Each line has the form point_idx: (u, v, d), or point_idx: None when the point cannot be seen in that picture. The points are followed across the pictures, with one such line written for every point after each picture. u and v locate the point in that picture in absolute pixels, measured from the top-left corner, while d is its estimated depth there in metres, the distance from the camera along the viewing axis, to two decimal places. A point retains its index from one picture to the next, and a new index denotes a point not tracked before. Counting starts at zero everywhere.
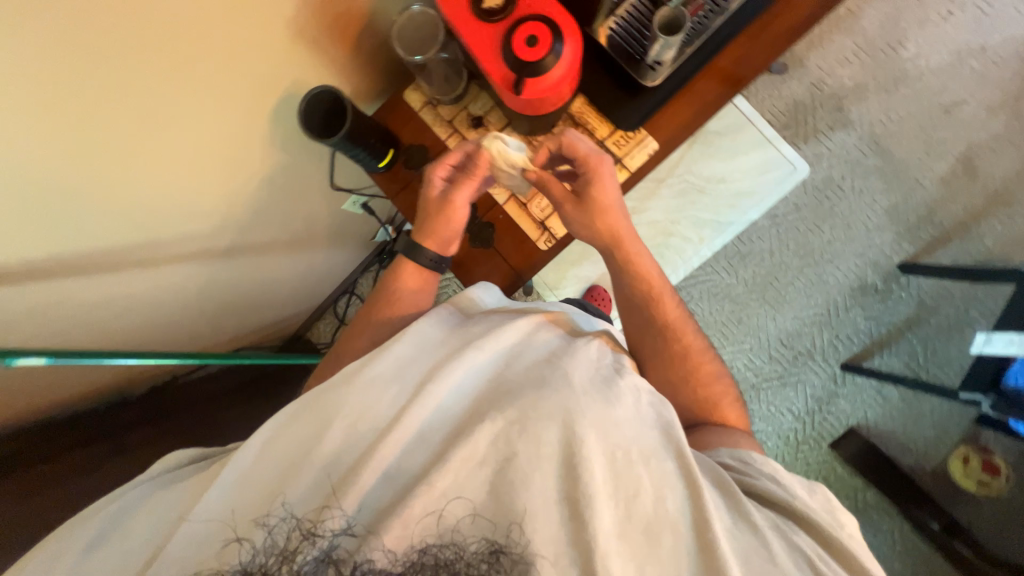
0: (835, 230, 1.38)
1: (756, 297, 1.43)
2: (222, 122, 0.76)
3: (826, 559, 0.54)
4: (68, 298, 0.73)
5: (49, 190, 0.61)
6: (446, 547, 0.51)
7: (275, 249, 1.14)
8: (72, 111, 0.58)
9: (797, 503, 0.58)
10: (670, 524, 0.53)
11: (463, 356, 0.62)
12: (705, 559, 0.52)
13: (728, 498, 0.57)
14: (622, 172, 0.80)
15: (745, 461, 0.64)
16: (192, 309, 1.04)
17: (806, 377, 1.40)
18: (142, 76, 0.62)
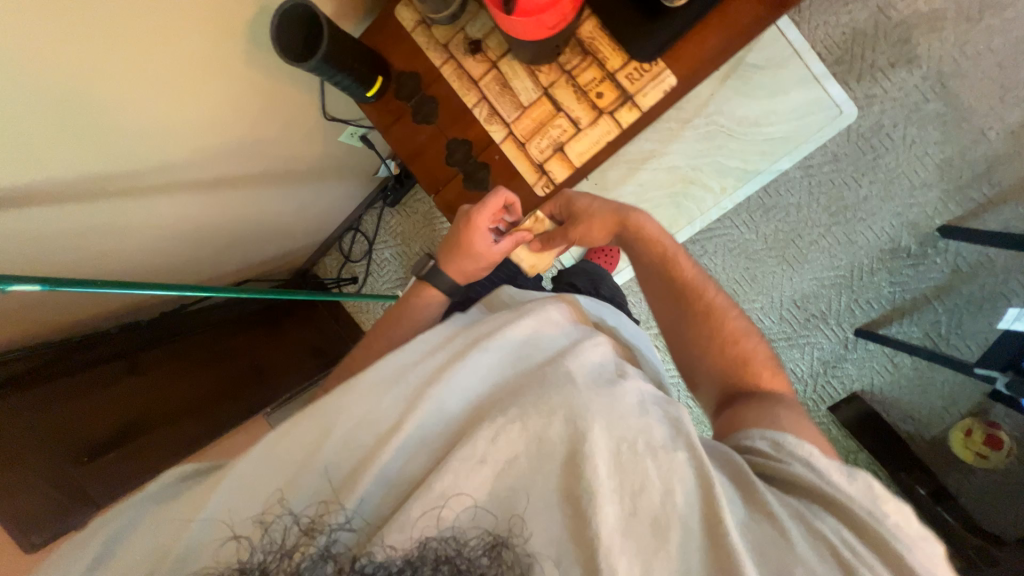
0: (874, 186, 1.25)
1: (775, 256, 1.34)
2: (198, 38, 0.70)
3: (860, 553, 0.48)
4: (67, 224, 0.72)
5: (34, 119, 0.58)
6: (447, 542, 0.46)
7: (277, 183, 1.11)
8: (45, 28, 0.53)
9: (830, 491, 0.52)
10: (679, 519, 0.49)
11: (469, 357, 0.61)
12: (717, 557, 0.47)
13: (743, 489, 0.53)
14: (634, 112, 0.71)
15: (774, 447, 0.57)
16: (193, 242, 1.03)
17: (815, 340, 1.36)
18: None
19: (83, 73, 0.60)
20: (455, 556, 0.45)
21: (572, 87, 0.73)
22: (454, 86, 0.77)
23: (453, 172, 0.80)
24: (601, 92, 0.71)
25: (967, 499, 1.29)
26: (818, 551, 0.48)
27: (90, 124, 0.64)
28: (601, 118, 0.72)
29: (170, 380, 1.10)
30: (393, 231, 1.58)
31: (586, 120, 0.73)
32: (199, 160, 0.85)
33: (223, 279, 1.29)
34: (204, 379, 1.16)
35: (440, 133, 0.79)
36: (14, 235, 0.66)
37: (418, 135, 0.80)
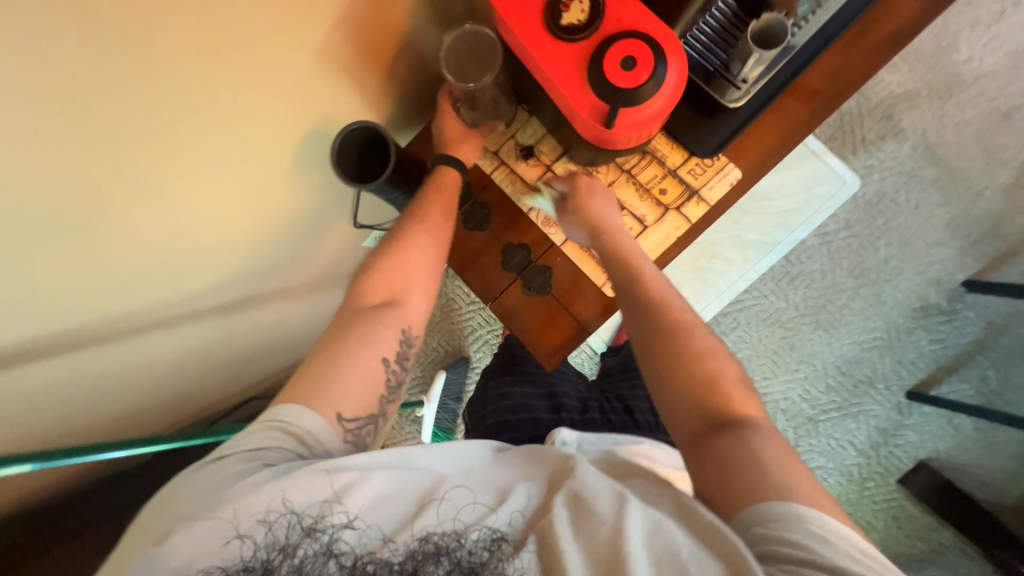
0: (891, 248, 1.29)
1: (809, 323, 1.32)
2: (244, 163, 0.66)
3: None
4: (51, 384, 0.61)
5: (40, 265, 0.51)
6: (447, 534, 0.48)
7: (293, 293, 1.02)
8: (70, 175, 0.47)
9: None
10: None
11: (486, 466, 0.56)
12: None
13: None
14: (701, 205, 0.70)
15: (841, 566, 0.39)
16: (200, 371, 0.90)
17: (868, 408, 1.29)
18: (153, 124, 0.51)
19: (107, 216, 0.53)
20: (451, 546, 0.47)
21: (633, 185, 0.71)
22: (508, 190, 0.75)
23: (510, 277, 0.76)
24: (665, 188, 0.70)
25: None
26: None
27: (106, 263, 0.57)
28: (668, 213, 0.70)
29: None
30: None
31: (652, 217, 0.71)
32: (221, 285, 0.78)
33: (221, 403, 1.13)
34: None
35: (495, 238, 0.76)
36: None
37: (472, 243, 0.77)
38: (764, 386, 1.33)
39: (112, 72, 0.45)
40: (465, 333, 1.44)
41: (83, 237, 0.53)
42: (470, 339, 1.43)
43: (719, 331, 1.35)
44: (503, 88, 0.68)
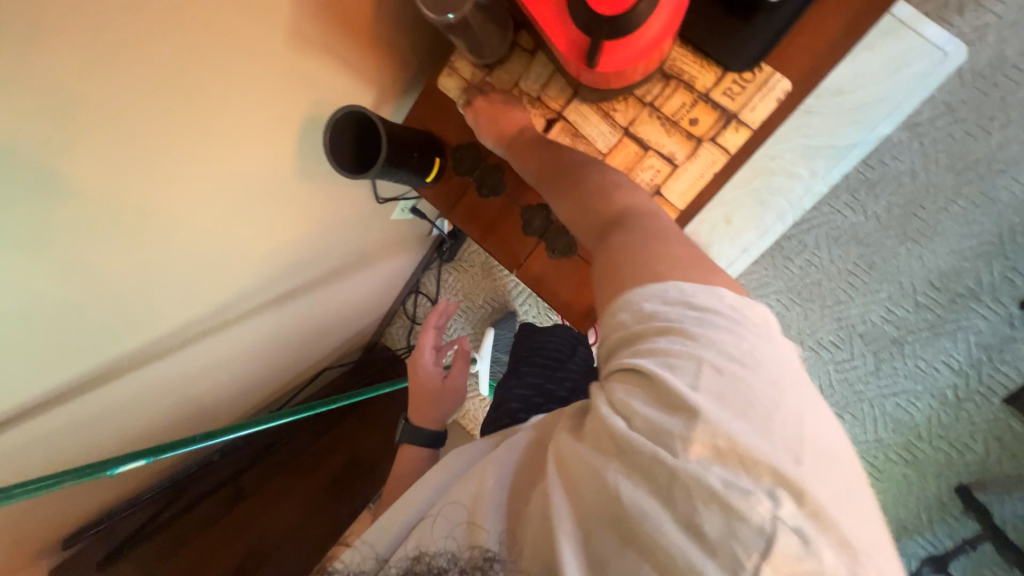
0: (1007, 130, 1.05)
1: (894, 234, 1.15)
2: (260, 169, 0.68)
3: (715, 472, 0.35)
4: (140, 385, 0.72)
5: (112, 292, 0.58)
6: (442, 555, 0.47)
7: (337, 276, 1.07)
8: (111, 216, 0.52)
9: (672, 380, 0.38)
10: (667, 509, 0.35)
11: (445, 470, 0.54)
12: (690, 504, 0.35)
13: (650, 386, 0.39)
14: (741, 131, 0.60)
15: (639, 329, 0.43)
16: (268, 353, 1.02)
17: (969, 323, 1.13)
18: (168, 152, 0.54)
19: (142, 245, 0.58)
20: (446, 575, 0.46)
21: (658, 119, 0.62)
22: None
23: (532, 241, 0.72)
24: (695, 118, 0.60)
25: None
26: (646, 473, 0.37)
27: (161, 281, 0.63)
28: (702, 146, 0.61)
29: (275, 498, 1.08)
30: (453, 287, 1.51)
31: (682, 153, 0.62)
32: (267, 282, 0.84)
33: (297, 377, 1.28)
34: (307, 487, 1.14)
35: (512, 202, 0.72)
36: (92, 409, 0.67)
37: (489, 210, 0.73)
38: (838, 310, 1.20)
39: (121, 114, 0.47)
40: (508, 289, 1.44)
41: (143, 262, 0.59)
42: (514, 294, 1.44)
43: (783, 257, 1.22)
44: (496, 13, 0.59)
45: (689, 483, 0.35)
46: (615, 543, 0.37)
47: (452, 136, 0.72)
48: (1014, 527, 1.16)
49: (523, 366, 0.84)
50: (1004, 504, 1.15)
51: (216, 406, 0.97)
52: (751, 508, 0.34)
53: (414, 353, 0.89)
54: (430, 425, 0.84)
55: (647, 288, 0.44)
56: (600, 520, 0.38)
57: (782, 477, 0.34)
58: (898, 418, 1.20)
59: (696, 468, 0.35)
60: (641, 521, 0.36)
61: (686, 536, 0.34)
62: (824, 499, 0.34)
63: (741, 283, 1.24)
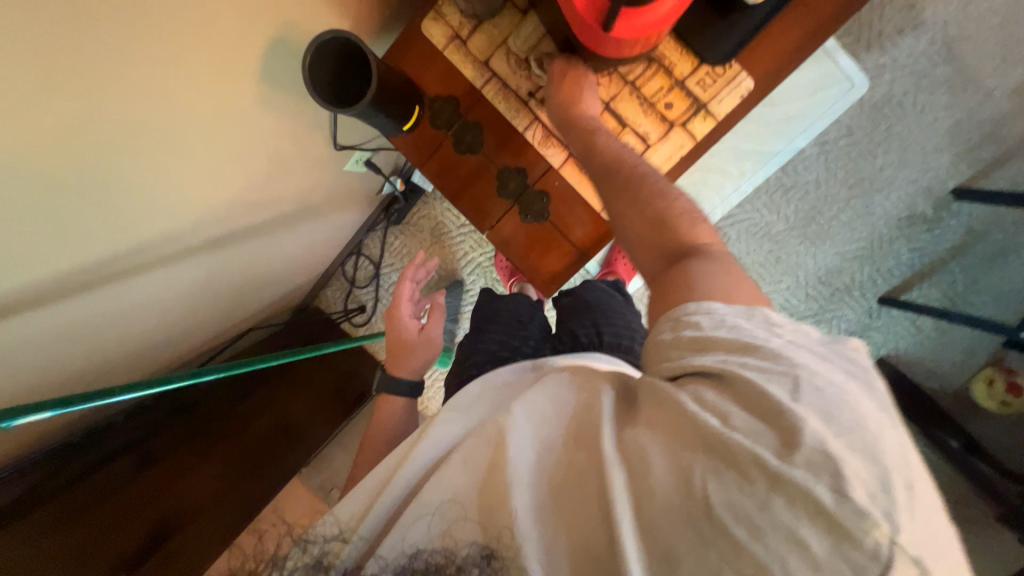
0: (888, 156, 1.27)
1: (797, 235, 1.34)
2: (213, 92, 0.60)
3: (824, 483, 0.35)
4: (41, 330, 0.61)
5: (23, 214, 0.48)
6: (436, 553, 0.47)
7: (277, 225, 0.99)
8: (36, 119, 0.43)
9: (769, 389, 0.39)
10: (766, 520, 0.35)
11: (428, 432, 0.56)
12: (794, 513, 0.35)
13: (739, 396, 0.41)
14: (708, 120, 0.66)
15: (718, 337, 0.44)
16: (192, 304, 0.91)
17: (841, 313, 1.38)
18: (113, 52, 0.46)
19: (65, 160, 0.48)
20: (442, 568, 0.46)
21: (637, 99, 0.66)
22: (501, 108, 0.69)
23: (507, 204, 0.73)
24: (671, 102, 0.65)
25: (991, 442, 1.34)
26: (745, 477, 0.36)
27: (79, 205, 0.53)
28: (673, 130, 0.66)
29: (196, 463, 1.01)
30: (399, 252, 1.46)
31: (655, 134, 0.67)
32: (205, 223, 0.76)
33: (220, 335, 1.16)
34: (234, 450, 1.09)
35: (487, 162, 0.72)
36: None
37: (464, 167, 0.72)
38: None
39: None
40: (457, 257, 1.43)
41: (71, 180, 0.50)
42: (462, 262, 1.43)
43: None
44: None
45: (795, 489, 0.35)
46: (695, 541, 0.37)
47: (433, 85, 0.69)
48: None
49: (487, 326, 0.86)
50: None
51: (126, 359, 0.86)
52: (861, 523, 0.33)
53: (390, 305, 0.87)
54: (405, 375, 0.83)
55: (730, 305, 0.46)
56: (679, 519, 0.38)
57: (891, 497, 0.35)
58: None
59: (804, 479, 0.35)
60: (739, 525, 0.36)
61: (789, 542, 0.34)
62: (923, 530, 0.34)
63: None
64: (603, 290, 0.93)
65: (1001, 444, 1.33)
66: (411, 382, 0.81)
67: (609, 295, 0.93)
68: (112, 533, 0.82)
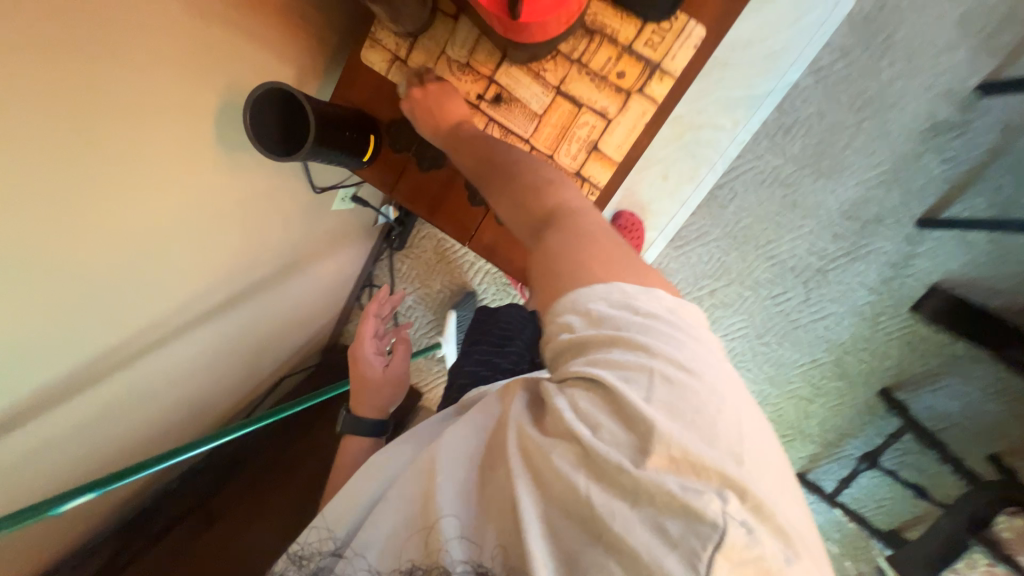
0: (895, 68, 1.16)
1: (810, 174, 1.25)
2: (183, 169, 0.63)
3: (673, 479, 0.36)
4: (78, 418, 0.66)
5: (29, 320, 0.52)
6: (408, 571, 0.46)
7: (283, 276, 1.02)
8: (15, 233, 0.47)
9: (626, 393, 0.40)
10: (627, 517, 0.37)
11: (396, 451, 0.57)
12: (646, 508, 0.37)
13: (607, 398, 0.41)
14: (666, 80, 0.63)
15: (586, 334, 0.43)
16: (220, 366, 0.97)
17: (877, 246, 1.27)
18: (74, 158, 0.49)
19: (55, 265, 0.52)
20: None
21: (587, 75, 0.63)
22: None
23: (480, 212, 0.72)
24: (622, 71, 0.62)
25: None
26: (613, 481, 0.38)
27: (79, 302, 0.57)
28: (631, 99, 0.63)
29: (250, 518, 1.05)
30: (408, 275, 1.48)
31: (614, 107, 0.64)
32: (210, 289, 0.80)
33: (257, 389, 1.22)
34: (288, 496, 1.12)
35: (454, 174, 0.72)
36: (26, 450, 0.61)
37: (432, 183, 0.72)
38: (769, 249, 1.32)
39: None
40: (463, 270, 1.44)
41: (67, 282, 0.54)
42: (469, 274, 1.44)
43: (718, 206, 1.32)
44: None
45: (651, 491, 0.37)
46: (585, 539, 0.38)
47: (385, 111, 0.70)
48: (928, 417, 1.33)
49: (471, 347, 0.86)
50: (918, 399, 1.32)
51: (172, 427, 0.91)
52: (703, 504, 0.35)
53: (355, 341, 0.87)
54: (370, 413, 0.85)
55: (592, 287, 0.45)
56: (563, 516, 0.40)
57: (731, 478, 0.37)
58: (828, 336, 1.34)
59: (655, 477, 0.37)
60: (609, 523, 0.37)
61: (655, 532, 0.36)
62: (764, 495, 0.37)
63: (682, 234, 1.35)
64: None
65: None
66: (373, 422, 0.83)
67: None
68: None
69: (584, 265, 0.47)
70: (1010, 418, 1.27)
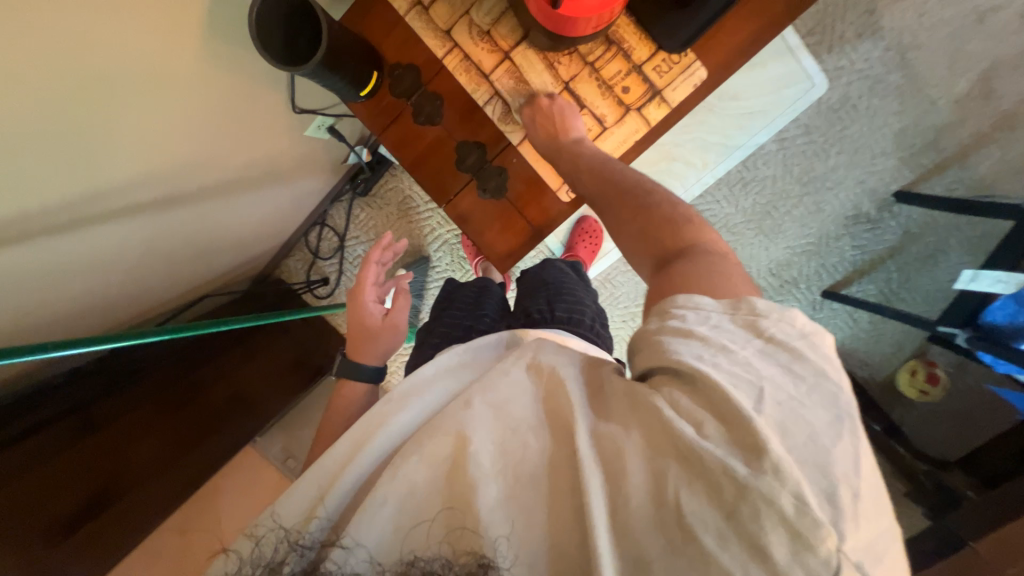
0: (841, 156, 1.33)
1: (752, 228, 1.40)
2: (152, 44, 0.57)
3: (787, 494, 0.35)
4: None
5: None
6: (434, 559, 0.42)
7: (234, 190, 0.95)
8: None
9: (737, 397, 0.39)
10: (721, 525, 0.36)
11: (383, 420, 0.54)
12: (741, 522, 0.35)
13: (712, 402, 0.40)
14: (662, 107, 0.68)
15: (697, 331, 0.43)
16: (140, 269, 0.89)
17: (787, 304, 1.46)
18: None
19: None
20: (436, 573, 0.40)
21: (596, 80, 0.67)
22: (462, 80, 0.68)
23: (464, 178, 0.73)
24: (628, 87, 0.67)
25: (910, 427, 1.44)
26: (712, 487, 0.37)
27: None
28: (628, 114, 0.68)
29: (144, 429, 1.00)
30: (365, 225, 1.44)
31: (612, 117, 0.69)
32: (146, 181, 0.72)
33: (172, 302, 1.13)
34: (187, 419, 1.08)
35: (447, 135, 0.72)
36: None
37: (423, 137, 0.72)
38: None
39: None
40: (423, 233, 1.42)
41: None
42: (428, 238, 1.42)
43: None
44: None
45: (760, 502, 0.35)
46: (663, 548, 0.38)
47: (393, 52, 0.69)
48: None
49: (446, 310, 0.88)
50: None
51: (70, 319, 0.82)
52: (818, 533, 0.34)
53: (355, 287, 0.85)
54: (371, 361, 0.80)
55: (716, 302, 0.45)
56: (636, 516, 0.39)
57: (846, 509, 0.35)
58: None
59: (767, 489, 0.35)
60: (706, 535, 0.36)
61: (752, 552, 0.35)
62: (872, 535, 0.36)
63: None
64: (564, 271, 0.96)
65: (917, 429, 1.42)
66: (375, 367, 0.79)
67: (564, 276, 0.95)
68: (63, 492, 0.84)
69: (727, 280, 0.48)
70: None
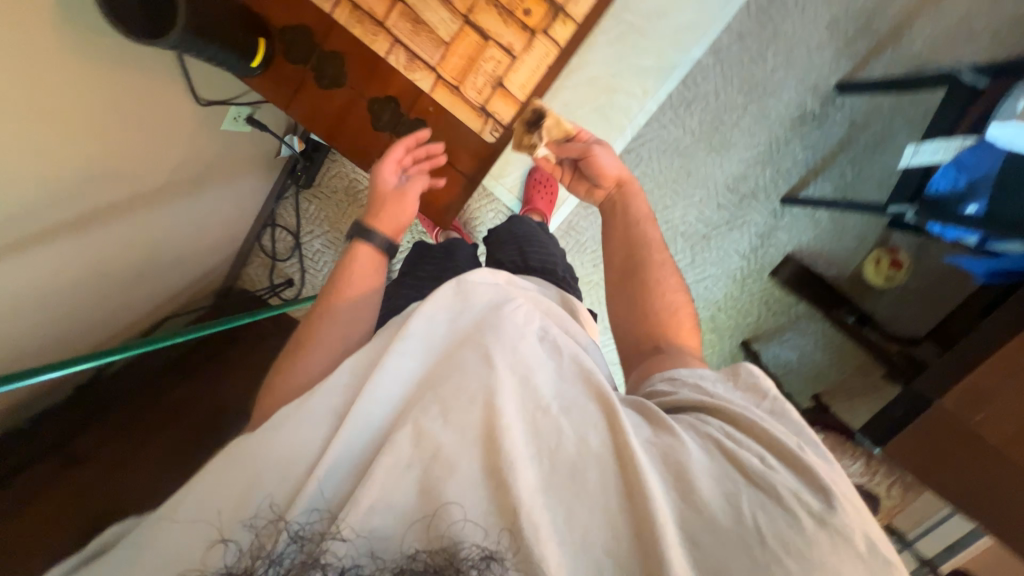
0: (778, 57, 1.31)
1: (703, 147, 1.40)
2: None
3: (855, 532, 0.40)
4: None
5: None
6: (437, 551, 0.39)
7: (157, 198, 0.91)
8: None
9: (781, 436, 0.45)
10: (800, 552, 0.38)
11: (379, 371, 0.49)
12: (817, 549, 0.38)
13: (761, 442, 0.45)
14: (565, 24, 0.71)
15: (717, 391, 0.52)
16: (82, 297, 0.86)
17: (750, 218, 1.47)
18: None
19: None
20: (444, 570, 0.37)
21: (492, 9, 0.70)
22: (358, 33, 0.71)
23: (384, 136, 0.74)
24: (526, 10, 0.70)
25: (884, 314, 1.47)
26: (788, 510, 0.40)
27: None
28: (534, 38, 0.71)
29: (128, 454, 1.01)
30: (316, 218, 1.40)
31: (518, 44, 0.72)
32: (52, 202, 0.68)
33: (132, 327, 1.10)
34: (170, 435, 1.08)
35: (355, 94, 0.72)
36: None
37: (330, 102, 0.73)
38: (663, 214, 1.46)
39: None
40: None
41: None
42: None
43: None
44: None
45: (834, 525, 0.39)
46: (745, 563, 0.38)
47: (279, 17, 0.69)
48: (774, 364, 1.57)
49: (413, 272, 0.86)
50: (768, 349, 1.56)
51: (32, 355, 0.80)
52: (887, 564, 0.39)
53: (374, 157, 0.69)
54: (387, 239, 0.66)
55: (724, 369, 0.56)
56: (707, 526, 0.40)
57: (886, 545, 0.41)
58: (706, 291, 1.54)
59: (838, 517, 0.40)
60: (787, 555, 0.38)
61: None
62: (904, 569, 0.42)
63: None
64: (532, 227, 0.95)
65: (890, 315, 1.46)
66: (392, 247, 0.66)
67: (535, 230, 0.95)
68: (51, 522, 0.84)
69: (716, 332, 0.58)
70: (830, 364, 1.54)
